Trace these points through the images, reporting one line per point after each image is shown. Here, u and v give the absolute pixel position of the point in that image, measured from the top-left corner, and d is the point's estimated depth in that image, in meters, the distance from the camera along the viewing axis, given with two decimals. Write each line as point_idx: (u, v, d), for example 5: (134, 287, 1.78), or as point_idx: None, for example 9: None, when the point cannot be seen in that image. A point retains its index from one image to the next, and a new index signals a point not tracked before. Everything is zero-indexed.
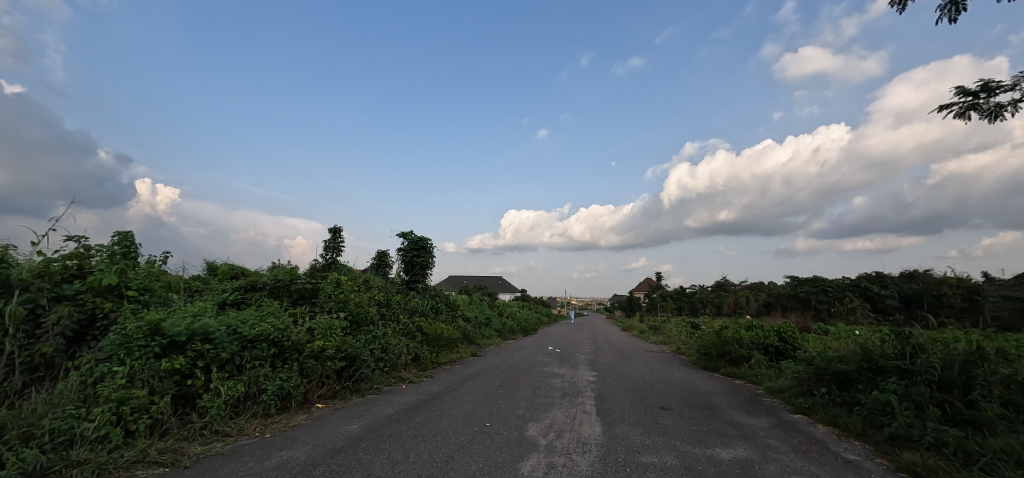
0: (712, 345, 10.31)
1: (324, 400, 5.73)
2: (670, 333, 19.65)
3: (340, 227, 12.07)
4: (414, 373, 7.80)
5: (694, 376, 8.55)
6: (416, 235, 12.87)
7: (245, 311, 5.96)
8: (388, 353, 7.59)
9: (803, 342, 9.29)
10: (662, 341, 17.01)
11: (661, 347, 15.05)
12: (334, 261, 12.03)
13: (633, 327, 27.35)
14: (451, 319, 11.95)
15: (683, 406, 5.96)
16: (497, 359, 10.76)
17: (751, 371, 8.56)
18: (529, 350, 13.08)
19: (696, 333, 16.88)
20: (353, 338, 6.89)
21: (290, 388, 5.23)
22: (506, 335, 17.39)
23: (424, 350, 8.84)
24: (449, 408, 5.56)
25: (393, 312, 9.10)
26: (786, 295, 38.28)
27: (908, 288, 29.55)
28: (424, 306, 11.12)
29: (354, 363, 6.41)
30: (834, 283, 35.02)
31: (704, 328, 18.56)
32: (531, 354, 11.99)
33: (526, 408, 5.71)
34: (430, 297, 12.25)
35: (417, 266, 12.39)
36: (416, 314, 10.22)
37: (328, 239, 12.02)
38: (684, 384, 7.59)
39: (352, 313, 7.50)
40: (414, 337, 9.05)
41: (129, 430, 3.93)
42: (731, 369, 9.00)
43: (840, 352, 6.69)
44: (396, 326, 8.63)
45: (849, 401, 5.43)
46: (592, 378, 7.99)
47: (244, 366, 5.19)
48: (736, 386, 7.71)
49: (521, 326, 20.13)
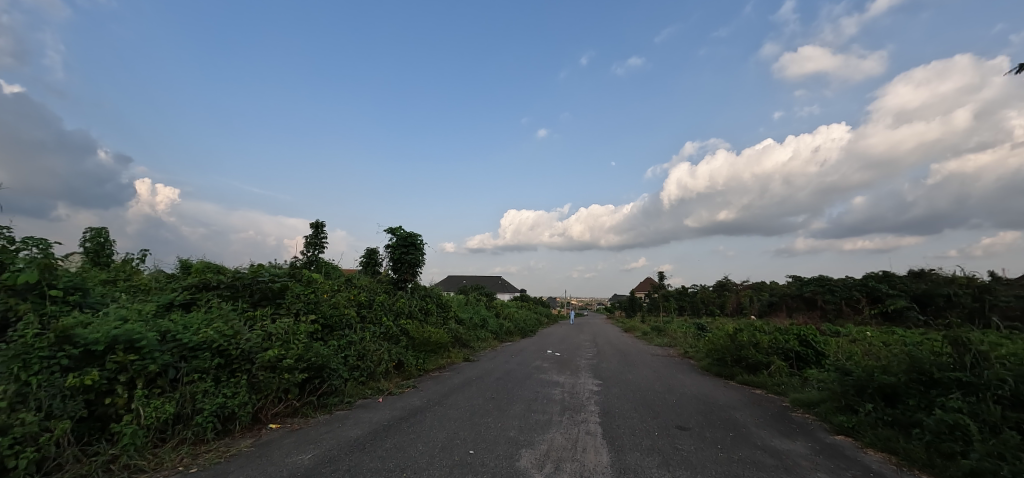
0: (725, 349, 9.42)
1: (280, 419, 4.86)
2: (675, 334, 18.80)
3: (323, 222, 11.18)
4: (394, 383, 6.92)
5: (709, 385, 7.67)
6: (405, 231, 11.98)
7: (190, 315, 5.10)
8: (364, 360, 6.71)
9: (827, 348, 8.40)
10: (667, 343, 16.17)
11: (666, 350, 14.19)
12: (316, 259, 11.15)
13: (636, 328, 26.51)
14: (442, 321, 11.07)
15: (703, 425, 5.09)
16: (491, 365, 9.88)
17: (772, 380, 7.68)
18: (527, 354, 12.20)
19: (702, 335, 16.03)
20: (322, 345, 6.01)
21: (234, 407, 4.36)
22: (503, 337, 16.52)
23: (409, 356, 7.96)
24: (427, 431, 4.67)
25: (374, 313, 8.22)
26: (791, 295, 37.43)
27: (917, 288, 28.72)
28: (412, 307, 10.23)
29: (320, 374, 5.54)
30: (840, 282, 34.20)
31: (710, 329, 17.74)
32: (529, 358, 11.11)
33: (518, 430, 4.82)
34: (420, 297, 11.38)
35: (405, 264, 11.51)
36: (402, 316, 9.34)
37: (309, 235, 11.14)
38: (700, 396, 6.71)
39: (323, 316, 6.63)
40: (398, 342, 8.17)
41: (6, 468, 3.08)
42: (748, 377, 8.13)
43: (880, 361, 5.81)
44: (377, 329, 7.75)
45: (905, 423, 4.54)
46: (596, 389, 7.11)
47: (180, 380, 4.34)
48: (758, 397, 6.82)
49: (518, 328, 19.27)
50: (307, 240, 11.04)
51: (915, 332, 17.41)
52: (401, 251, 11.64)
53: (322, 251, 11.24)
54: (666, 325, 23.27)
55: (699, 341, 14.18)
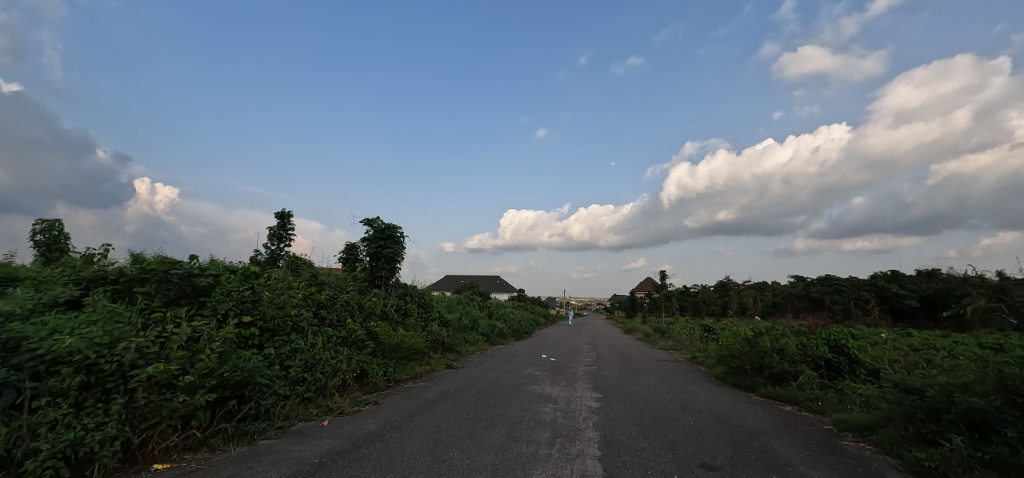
0: (741, 355, 8.22)
1: (174, 456, 3.68)
2: (680, 336, 17.67)
3: (290, 211, 9.96)
4: (351, 399, 5.72)
5: (730, 401, 6.45)
6: (383, 223, 10.76)
7: (67, 318, 3.88)
8: (312, 373, 5.50)
9: (863, 355, 7.27)
10: (673, 347, 14.98)
11: (672, 354, 13.00)
12: (282, 253, 9.92)
13: (638, 328, 25.38)
14: (423, 323, 9.85)
15: (735, 462, 3.90)
16: (477, 373, 8.68)
17: (804, 395, 6.45)
18: (518, 359, 10.99)
19: (710, 338, 14.89)
20: (251, 355, 4.80)
21: (95, 445, 3.18)
22: (495, 340, 15.30)
23: (374, 365, 6.74)
24: (365, 475, 3.44)
25: (335, 315, 7.01)
26: (796, 295, 36.34)
27: (929, 288, 27.69)
28: (386, 308, 9.01)
29: (242, 393, 4.35)
30: (848, 282, 33.14)
31: (717, 331, 16.67)
32: (521, 364, 9.91)
33: (491, 472, 3.60)
34: (399, 296, 10.17)
35: (382, 258, 10.29)
36: (372, 317, 8.11)
37: (273, 226, 9.90)
38: (721, 417, 5.50)
39: (262, 318, 5.42)
40: (363, 348, 6.95)
41: None
42: (773, 390, 6.92)
43: (953, 377, 4.59)
44: (335, 334, 6.52)
45: (1019, 470, 3.30)
46: (595, 406, 5.89)
47: (21, 407, 3.13)
48: (792, 418, 5.61)
49: (513, 329, 18.10)
50: (271, 232, 9.81)
51: (937, 334, 16.39)
52: (378, 244, 10.42)
53: (288, 245, 10.01)
54: (670, 327, 22.17)
55: (707, 345, 13.03)
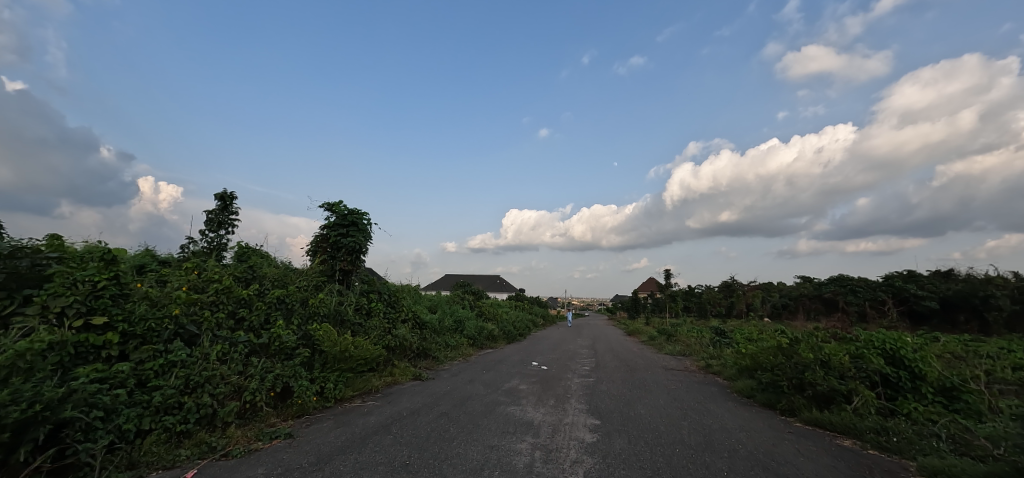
0: (772, 368, 6.62)
1: None
2: (687, 340, 16.13)
3: (233, 192, 8.45)
4: (254, 431, 4.21)
5: (769, 433, 4.86)
6: (346, 207, 9.11)
7: None
8: (195, 395, 3.99)
9: (930, 368, 5.83)
10: (682, 352, 13.39)
11: (682, 361, 11.43)
12: (224, 241, 8.37)
13: (642, 331, 23.74)
14: (389, 325, 8.28)
15: None
16: (448, 386, 7.13)
17: (867, 424, 4.89)
18: (505, 368, 9.43)
19: (724, 343, 13.32)
20: (83, 373, 3.30)
21: None
22: (484, 344, 13.71)
23: (304, 381, 5.20)
24: None
25: (256, 315, 5.46)
26: (807, 296, 34.72)
27: (950, 289, 26.12)
28: (340, 306, 7.46)
29: (39, 436, 2.84)
30: (863, 282, 31.51)
31: (730, 335, 15.15)
32: (506, 375, 8.36)
33: None
34: (361, 294, 8.59)
35: (343, 249, 8.67)
36: (317, 317, 6.55)
37: (211, 210, 8.34)
38: (765, 462, 3.92)
39: (124, 322, 3.92)
40: (293, 357, 5.42)
41: None
42: (822, 415, 5.34)
43: None
44: (248, 341, 4.99)
45: None
46: (587, 442, 4.33)
47: None
48: (862, 464, 4.03)
49: (505, 331, 16.54)
50: (209, 217, 8.26)
51: (970, 338, 14.90)
52: (339, 232, 8.78)
53: (232, 232, 8.46)
54: (675, 329, 20.50)
55: (721, 350, 11.47)
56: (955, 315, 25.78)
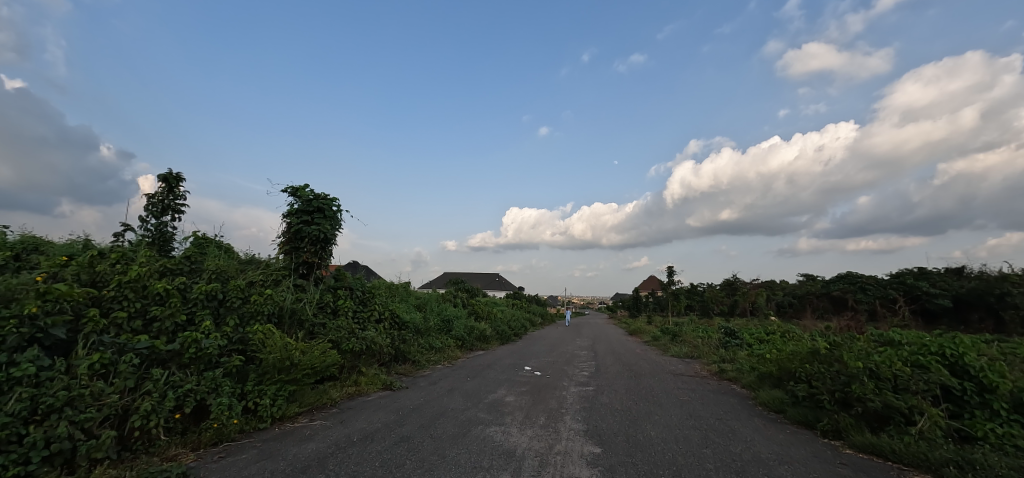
0: (806, 378, 5.53)
1: None
2: (693, 340, 15.09)
3: (178, 173, 7.39)
4: (136, 470, 3.15)
5: (819, 466, 3.80)
6: (313, 191, 7.93)
7: None
8: (45, 425, 2.91)
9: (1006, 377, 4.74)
10: (689, 354, 12.31)
11: (691, 364, 10.36)
12: (168, 228, 7.27)
13: (644, 330, 22.66)
14: (358, 325, 7.21)
15: None
16: (422, 398, 6.02)
17: (942, 455, 3.82)
18: (493, 374, 8.34)
19: (735, 345, 12.25)
20: None
21: None
22: (474, 345, 12.62)
23: (227, 398, 4.15)
24: None
25: (172, 315, 4.37)
26: (814, 295, 33.65)
27: (965, 288, 25.08)
28: (296, 305, 6.38)
29: None
30: (872, 280, 30.46)
31: (740, 335, 14.10)
32: (493, 383, 7.27)
33: None
34: (327, 290, 7.53)
35: (306, 239, 7.55)
36: (261, 317, 5.48)
37: (153, 193, 7.25)
38: None
39: None
40: (217, 367, 4.35)
41: None
42: (879, 440, 4.26)
43: None
44: (150, 347, 3.90)
45: None
46: None
47: None
48: None
49: (499, 330, 15.47)
50: (150, 201, 7.19)
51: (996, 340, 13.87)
52: (302, 220, 7.63)
53: (178, 218, 7.37)
54: (679, 329, 19.47)
55: (734, 353, 10.38)
56: (968, 315, 24.75)
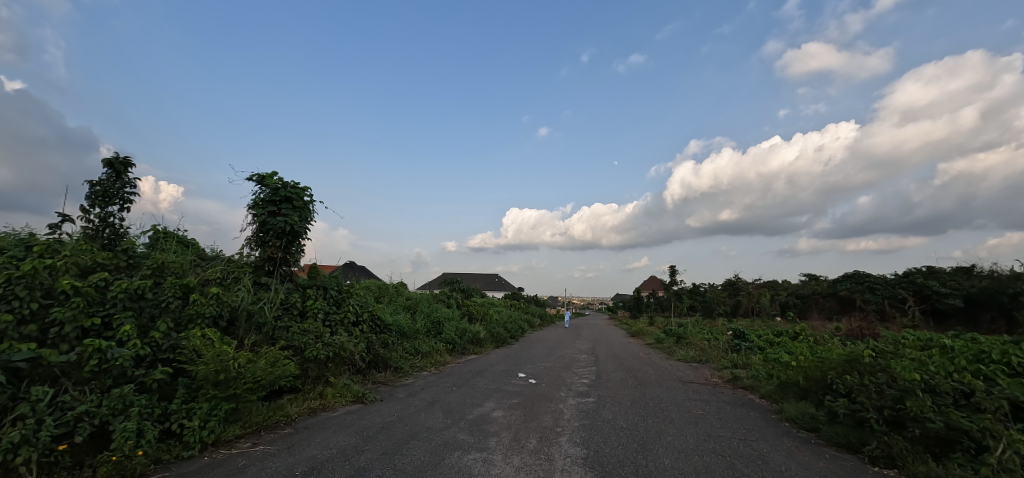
0: (844, 391, 4.70)
1: None
2: (700, 343, 14.26)
3: (125, 158, 6.58)
4: None
5: None
6: (281, 180, 7.06)
7: None
8: None
9: None
10: (697, 358, 11.45)
11: (700, 370, 9.54)
12: (117, 220, 6.48)
13: (647, 332, 21.79)
14: (328, 329, 6.38)
15: None
16: (395, 414, 5.16)
17: None
18: (485, 382, 7.50)
19: (746, 348, 11.43)
20: None
21: None
22: (466, 349, 11.81)
23: (137, 422, 3.35)
24: None
25: (76, 319, 3.57)
26: (820, 294, 32.82)
27: (976, 287, 24.25)
28: (254, 307, 5.58)
29: None
30: (880, 280, 29.71)
31: (750, 337, 13.29)
32: (481, 393, 6.43)
33: None
34: (296, 290, 6.72)
35: (271, 232, 6.73)
36: (202, 321, 4.66)
37: (96, 180, 6.44)
38: None
39: None
40: (131, 382, 3.55)
41: None
42: (946, 473, 3.45)
43: None
44: (33, 360, 3.11)
45: None
46: None
47: None
48: None
49: (494, 333, 14.65)
50: (93, 190, 6.39)
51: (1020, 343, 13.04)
52: (267, 211, 6.78)
53: (126, 208, 6.59)
54: (684, 330, 18.64)
55: (746, 358, 9.54)
56: (979, 314, 23.92)
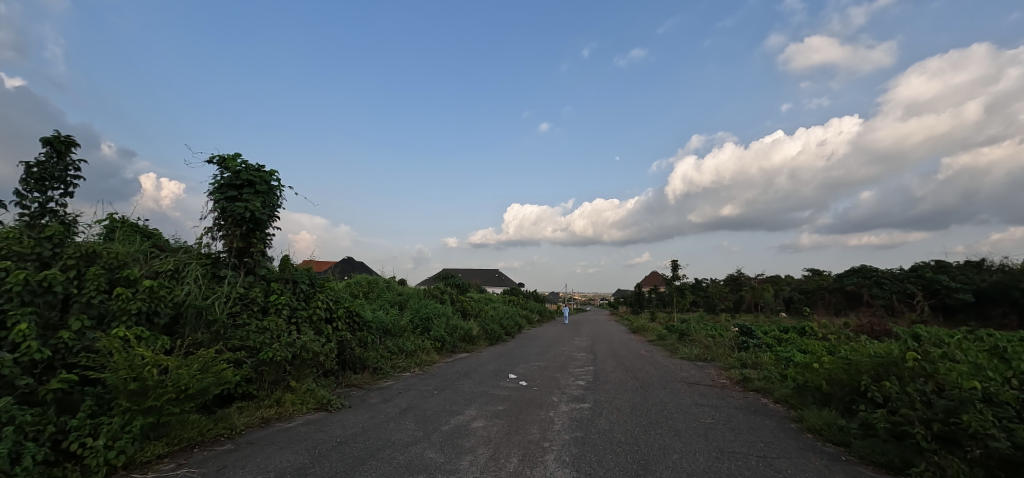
0: (880, 400, 4.02)
1: None
2: (705, 340, 13.60)
3: (66, 136, 5.88)
4: None
5: None
6: (244, 162, 6.37)
7: None
8: None
9: None
10: (702, 357, 10.80)
11: (706, 370, 8.89)
12: (59, 205, 5.82)
13: (648, 328, 21.16)
14: (293, 327, 5.71)
15: None
16: (360, 424, 4.49)
17: None
18: (472, 385, 6.84)
19: (754, 346, 10.75)
20: None
21: None
22: (456, 347, 11.17)
23: (13, 445, 2.68)
24: None
25: None
26: (826, 290, 32.09)
27: (988, 281, 23.51)
28: (202, 303, 4.91)
29: None
30: (888, 275, 28.98)
31: (757, 334, 12.62)
32: (465, 398, 5.77)
33: None
34: (259, 284, 6.05)
35: (231, 220, 6.06)
36: (131, 319, 3.99)
37: (34, 161, 5.74)
38: None
39: None
40: (15, 394, 2.88)
41: None
42: None
43: None
44: None
45: None
46: None
47: None
48: None
49: (488, 330, 14.02)
50: (30, 171, 5.71)
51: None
52: (227, 196, 6.09)
53: (71, 192, 5.92)
54: (687, 326, 17.99)
55: (756, 356, 8.85)
56: (989, 310, 23.24)
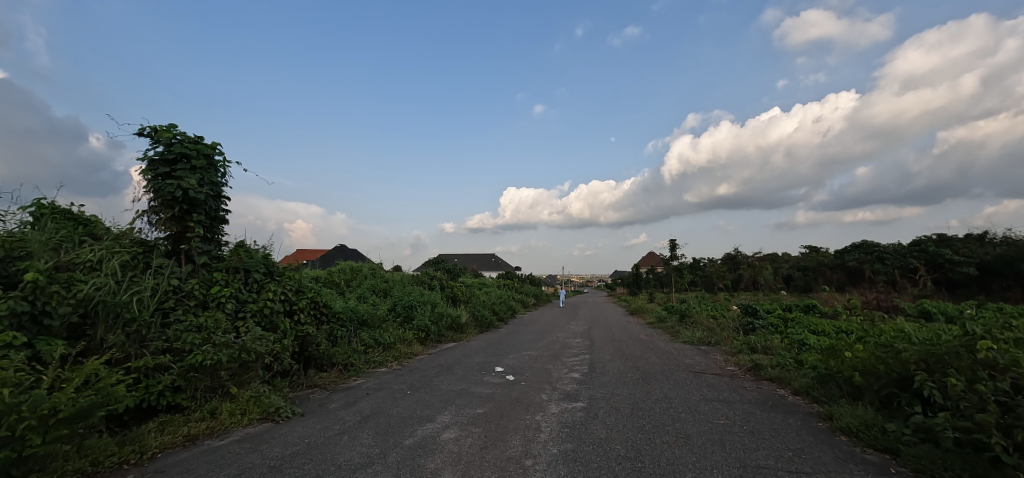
0: (934, 397, 3.29)
1: None
2: (708, 321, 12.94)
3: None
4: None
5: None
6: (177, 133, 5.48)
7: None
8: None
9: None
10: (705, 340, 10.13)
11: (711, 355, 8.22)
12: None
13: (647, 309, 20.55)
14: (238, 323, 4.91)
15: None
16: (306, 440, 3.73)
17: None
18: (453, 381, 6.10)
19: (761, 327, 10.06)
20: None
21: None
22: (444, 336, 10.46)
23: None
24: None
25: None
26: (827, 266, 31.55)
27: (993, 253, 22.93)
28: (118, 299, 4.11)
29: None
30: (890, 250, 28.38)
31: (762, 314, 11.95)
32: (442, 399, 5.02)
33: None
34: (200, 275, 5.24)
35: (162, 201, 5.21)
36: (4, 321, 3.19)
37: None
38: None
39: None
40: None
41: None
42: None
43: None
44: None
45: None
46: None
47: None
48: None
49: (480, 316, 13.31)
50: None
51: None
52: (157, 173, 5.22)
53: None
54: (687, 307, 17.33)
55: (765, 339, 8.16)
56: (993, 282, 22.72)
